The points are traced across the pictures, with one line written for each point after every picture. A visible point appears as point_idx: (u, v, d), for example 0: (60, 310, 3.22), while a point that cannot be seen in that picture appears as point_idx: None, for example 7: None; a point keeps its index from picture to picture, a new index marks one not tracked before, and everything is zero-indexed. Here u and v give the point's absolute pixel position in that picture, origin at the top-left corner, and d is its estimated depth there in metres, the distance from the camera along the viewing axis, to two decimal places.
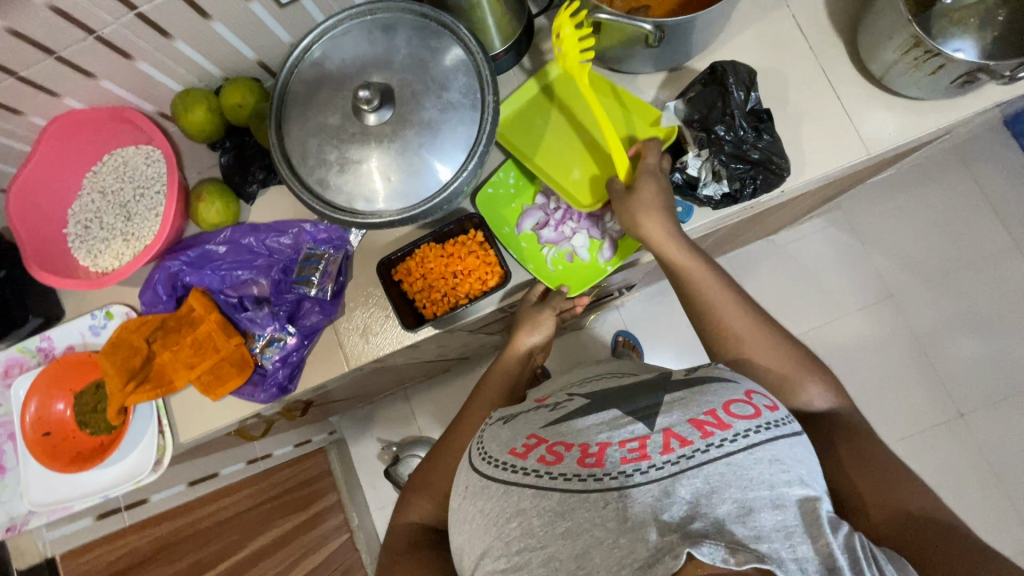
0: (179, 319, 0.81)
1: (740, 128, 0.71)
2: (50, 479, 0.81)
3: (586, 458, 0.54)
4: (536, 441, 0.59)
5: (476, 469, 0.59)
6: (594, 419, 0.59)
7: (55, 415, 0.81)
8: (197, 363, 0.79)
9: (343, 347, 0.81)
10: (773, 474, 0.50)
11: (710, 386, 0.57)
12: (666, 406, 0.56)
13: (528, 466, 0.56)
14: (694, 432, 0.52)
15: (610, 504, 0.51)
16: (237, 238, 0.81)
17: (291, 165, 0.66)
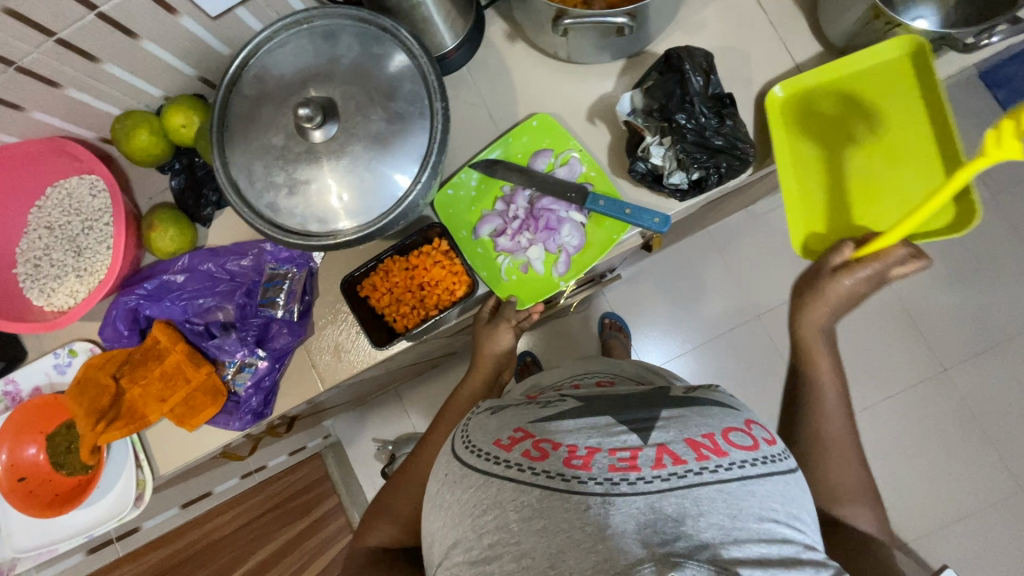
0: (145, 352, 0.79)
1: (700, 115, 0.68)
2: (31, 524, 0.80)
3: (574, 459, 0.54)
4: (523, 434, 0.58)
5: (458, 456, 0.59)
6: (584, 422, 0.58)
7: (27, 459, 0.79)
8: (169, 396, 0.77)
9: (316, 366, 0.79)
10: (763, 509, 0.51)
11: (709, 408, 0.59)
12: (663, 422, 0.56)
13: (512, 461, 0.55)
14: (688, 451, 0.53)
15: (592, 509, 0.50)
16: (195, 264, 0.79)
17: (238, 190, 0.63)
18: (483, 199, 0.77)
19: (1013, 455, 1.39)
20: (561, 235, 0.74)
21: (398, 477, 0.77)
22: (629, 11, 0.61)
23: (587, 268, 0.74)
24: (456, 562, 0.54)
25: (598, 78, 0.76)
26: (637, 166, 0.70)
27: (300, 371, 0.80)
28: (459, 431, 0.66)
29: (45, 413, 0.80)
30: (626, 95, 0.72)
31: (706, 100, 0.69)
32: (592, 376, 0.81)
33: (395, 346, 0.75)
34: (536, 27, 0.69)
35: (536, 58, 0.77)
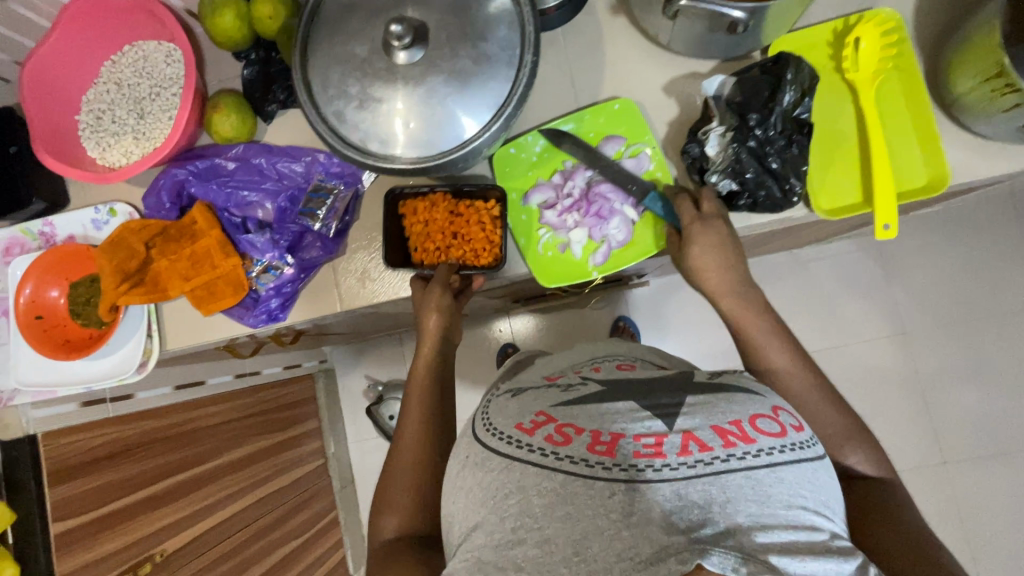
0: (180, 229, 0.80)
1: (772, 128, 0.63)
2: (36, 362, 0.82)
3: (597, 445, 0.55)
4: (544, 419, 0.59)
5: (480, 438, 0.60)
6: (607, 407, 0.60)
7: (48, 301, 0.81)
8: (194, 276, 0.78)
9: (338, 287, 0.80)
10: (791, 495, 0.51)
11: (723, 395, 0.59)
12: (688, 408, 0.57)
13: (534, 444, 0.57)
14: (714, 438, 0.54)
15: (617, 495, 0.51)
16: (248, 157, 0.80)
17: (309, 92, 0.63)
18: (543, 167, 0.75)
19: (988, 562, 1.36)
20: (611, 225, 0.71)
21: (386, 471, 0.73)
22: (750, 7, 0.58)
23: (625, 265, 0.72)
24: (476, 544, 0.54)
25: (692, 73, 0.73)
26: (691, 147, 0.67)
27: (320, 289, 0.80)
28: (480, 413, 0.67)
29: (73, 261, 0.82)
30: (720, 77, 0.68)
31: (787, 122, 0.64)
32: (611, 359, 0.78)
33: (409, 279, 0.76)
34: (645, 4, 0.66)
35: (633, 38, 0.75)
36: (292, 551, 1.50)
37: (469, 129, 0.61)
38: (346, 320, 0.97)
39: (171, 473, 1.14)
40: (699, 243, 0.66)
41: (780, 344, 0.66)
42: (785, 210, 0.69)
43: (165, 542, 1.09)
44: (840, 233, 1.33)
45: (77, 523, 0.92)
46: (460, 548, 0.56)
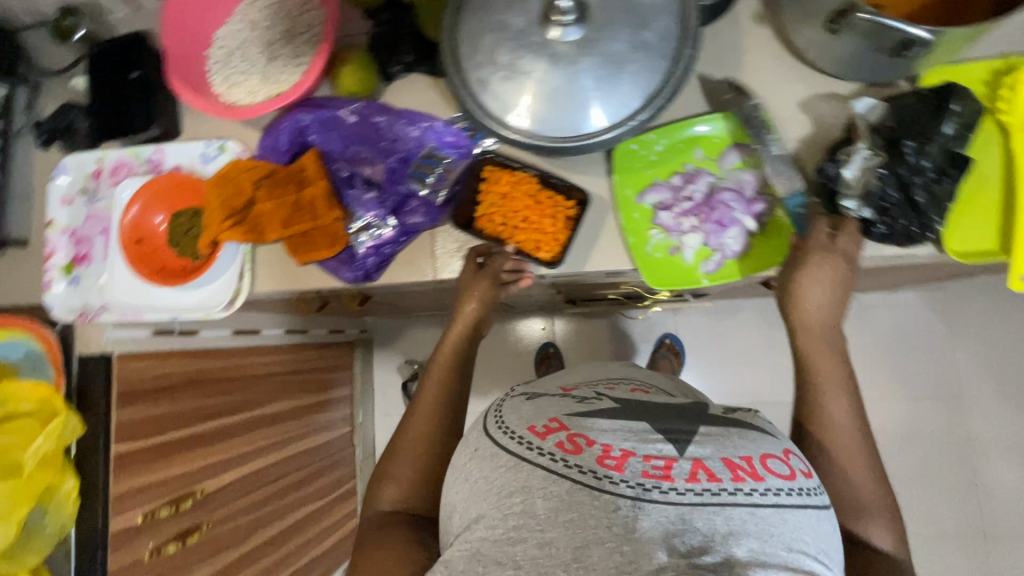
0: (288, 175, 0.80)
1: (926, 158, 0.61)
2: (130, 284, 0.84)
3: (610, 457, 0.57)
4: (557, 425, 0.62)
5: (491, 435, 0.63)
6: (617, 424, 0.62)
7: (151, 226, 0.83)
8: (294, 224, 0.79)
9: (434, 256, 0.79)
10: (793, 538, 0.53)
11: (720, 430, 0.61)
12: (700, 437, 0.60)
13: (545, 448, 0.59)
14: (725, 470, 0.56)
15: (621, 509, 0.53)
16: (367, 115, 0.78)
17: (455, 56, 0.62)
18: (661, 167, 0.73)
19: None
20: (729, 235, 0.70)
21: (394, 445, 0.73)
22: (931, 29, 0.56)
23: (735, 278, 0.71)
24: (476, 537, 0.57)
25: (833, 93, 0.71)
26: (830, 168, 0.64)
27: (413, 256, 0.79)
28: (493, 411, 0.70)
29: (180, 191, 0.84)
30: (868, 100, 0.66)
31: (942, 154, 0.62)
32: (622, 382, 0.79)
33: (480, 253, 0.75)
34: (804, 15, 0.65)
35: (773, 50, 0.73)
36: (310, 512, 1.51)
37: (603, 117, 0.61)
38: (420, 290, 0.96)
39: (218, 415, 1.16)
40: (813, 272, 0.64)
41: (844, 397, 0.62)
42: (917, 246, 0.66)
43: (205, 482, 1.10)
44: (918, 284, 1.29)
45: (133, 448, 0.93)
46: (457, 537, 0.59)
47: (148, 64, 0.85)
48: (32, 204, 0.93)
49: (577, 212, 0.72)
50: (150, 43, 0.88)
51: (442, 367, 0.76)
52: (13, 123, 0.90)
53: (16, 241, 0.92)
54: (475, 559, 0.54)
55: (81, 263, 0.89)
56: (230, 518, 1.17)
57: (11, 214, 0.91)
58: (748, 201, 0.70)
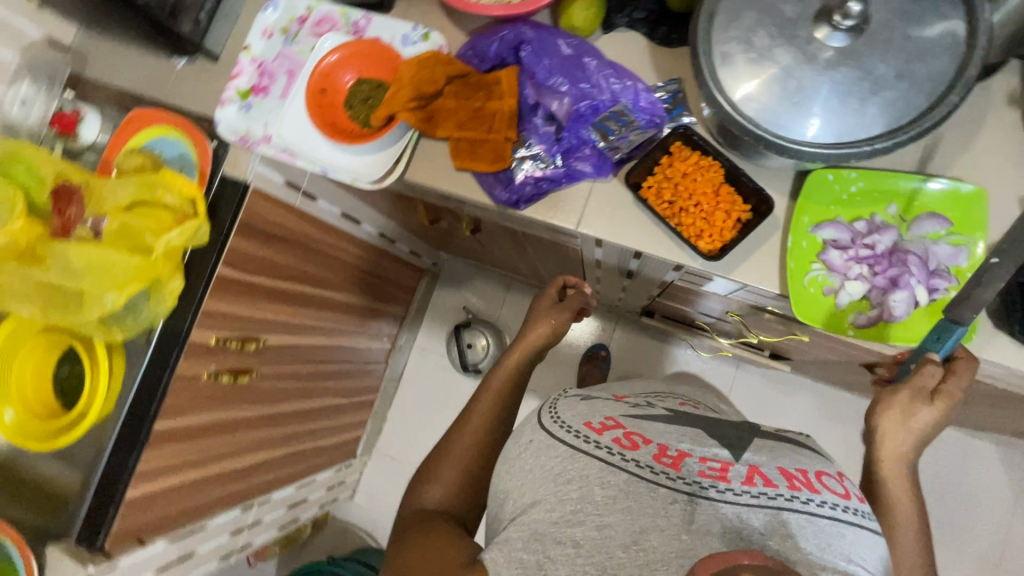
0: (479, 82, 0.81)
1: None
2: (298, 126, 0.86)
3: (664, 456, 0.64)
4: (613, 424, 0.70)
5: (548, 427, 0.69)
6: (666, 429, 0.71)
7: (338, 81, 0.86)
8: (468, 128, 0.81)
9: (585, 208, 0.78)
10: (853, 553, 0.55)
11: (763, 444, 0.69)
12: (752, 452, 0.66)
13: (602, 442, 0.66)
14: (781, 478, 0.61)
15: (678, 504, 0.58)
16: (579, 53, 0.79)
17: (710, 21, 0.61)
18: (848, 207, 0.70)
19: None
20: (897, 296, 0.66)
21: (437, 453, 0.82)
22: None
23: (880, 340, 0.68)
24: (533, 518, 0.60)
25: None
26: None
27: (566, 202, 0.79)
28: (547, 407, 0.77)
29: (376, 61, 0.86)
30: None
31: None
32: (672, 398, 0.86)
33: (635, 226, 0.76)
34: None
35: (1010, 131, 0.69)
36: (338, 404, 1.57)
37: (818, 132, 0.59)
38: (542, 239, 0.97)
39: (299, 279, 1.20)
40: (895, 410, 0.67)
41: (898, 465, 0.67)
42: None
43: (268, 334, 1.15)
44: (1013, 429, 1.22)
45: (230, 274, 0.98)
46: (512, 521, 0.62)
47: None
48: (232, 26, 0.97)
49: (749, 219, 0.72)
50: None
51: (494, 392, 0.87)
52: None
53: (205, 55, 0.97)
54: (535, 539, 0.57)
55: (259, 93, 0.92)
56: (277, 375, 1.23)
57: (210, 29, 0.96)
58: (930, 270, 0.66)
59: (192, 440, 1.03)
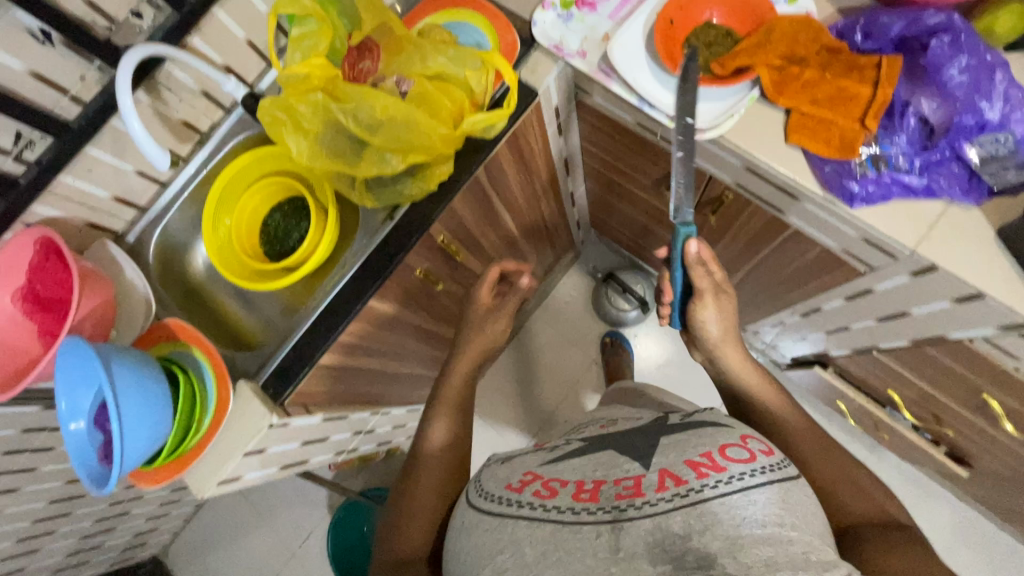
0: (849, 62, 0.74)
1: None
2: (636, 55, 0.83)
3: (581, 492, 0.59)
4: (531, 477, 0.63)
5: (474, 506, 0.63)
6: (587, 459, 0.63)
7: (689, 15, 0.81)
8: (822, 106, 0.74)
9: (928, 228, 0.71)
10: (766, 515, 0.51)
11: (672, 437, 0.62)
12: (663, 447, 0.60)
13: (523, 500, 0.60)
14: (689, 472, 0.56)
15: (604, 535, 0.54)
16: (981, 60, 0.68)
17: None
18: None
19: None
20: None
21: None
22: None
23: None
24: None
25: None
26: None
27: (912, 215, 0.72)
28: (474, 479, 0.69)
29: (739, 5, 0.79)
30: None
31: None
32: (596, 421, 0.79)
33: (984, 267, 0.69)
34: None
35: None
36: None
37: None
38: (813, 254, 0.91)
39: (511, 214, 1.16)
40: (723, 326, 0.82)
41: (754, 371, 0.80)
42: None
43: (468, 254, 1.11)
44: None
45: (480, 184, 0.94)
46: None
47: None
48: None
49: None
50: None
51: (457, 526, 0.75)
52: None
53: None
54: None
55: (583, 7, 0.88)
56: (448, 297, 1.19)
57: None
58: None
59: (376, 330, 0.99)
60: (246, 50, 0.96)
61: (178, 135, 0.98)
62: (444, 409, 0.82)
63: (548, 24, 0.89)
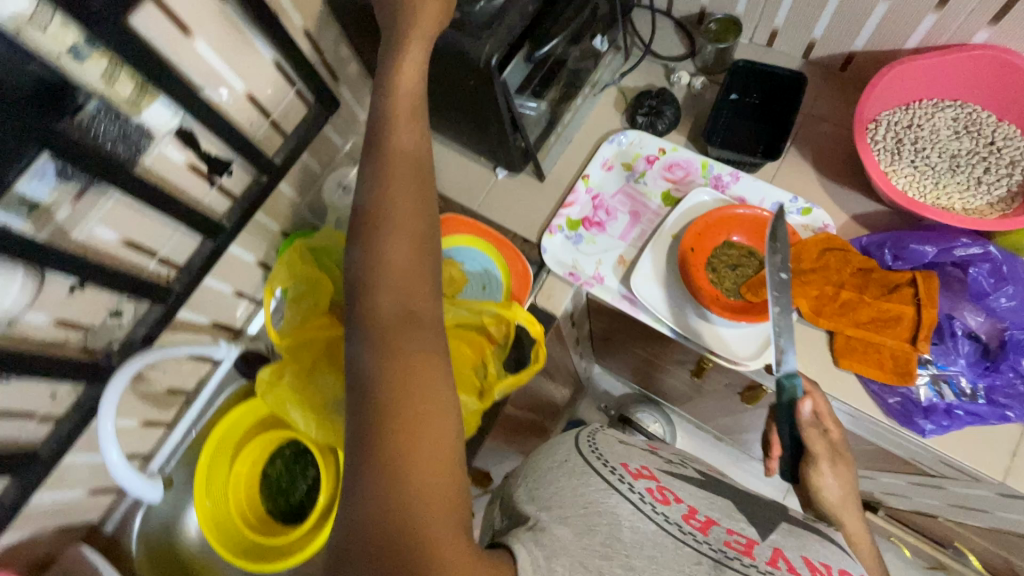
0: (882, 280, 0.72)
1: None
2: (661, 281, 0.79)
3: (694, 518, 0.48)
4: (648, 474, 0.52)
5: (582, 455, 0.52)
6: (701, 494, 0.53)
7: (707, 239, 0.78)
8: (866, 329, 0.71)
9: (1012, 456, 0.67)
10: None
11: (793, 527, 0.52)
12: (781, 531, 0.51)
13: (636, 487, 0.49)
14: (804, 567, 0.47)
15: (703, 566, 0.44)
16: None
17: None
18: None
19: None
20: None
21: (412, 420, 0.46)
22: None
23: None
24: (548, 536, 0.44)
25: None
26: None
27: (990, 443, 0.68)
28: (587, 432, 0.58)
29: (758, 227, 0.77)
30: None
31: None
32: (688, 454, 0.69)
33: None
34: None
35: None
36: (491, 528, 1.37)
37: None
38: (872, 451, 0.85)
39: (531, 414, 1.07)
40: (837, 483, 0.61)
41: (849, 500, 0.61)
42: None
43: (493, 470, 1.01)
44: None
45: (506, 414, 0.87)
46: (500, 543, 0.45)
47: (781, 118, 0.83)
48: (568, 147, 0.92)
49: None
50: (780, 86, 0.83)
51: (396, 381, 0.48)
52: (597, 76, 0.92)
53: (528, 170, 0.91)
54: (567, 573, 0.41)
55: (591, 227, 0.86)
56: None
57: (545, 144, 0.90)
58: None
59: None
60: (233, 299, 0.89)
61: (163, 402, 0.87)
62: (386, 252, 0.54)
63: (559, 250, 0.86)
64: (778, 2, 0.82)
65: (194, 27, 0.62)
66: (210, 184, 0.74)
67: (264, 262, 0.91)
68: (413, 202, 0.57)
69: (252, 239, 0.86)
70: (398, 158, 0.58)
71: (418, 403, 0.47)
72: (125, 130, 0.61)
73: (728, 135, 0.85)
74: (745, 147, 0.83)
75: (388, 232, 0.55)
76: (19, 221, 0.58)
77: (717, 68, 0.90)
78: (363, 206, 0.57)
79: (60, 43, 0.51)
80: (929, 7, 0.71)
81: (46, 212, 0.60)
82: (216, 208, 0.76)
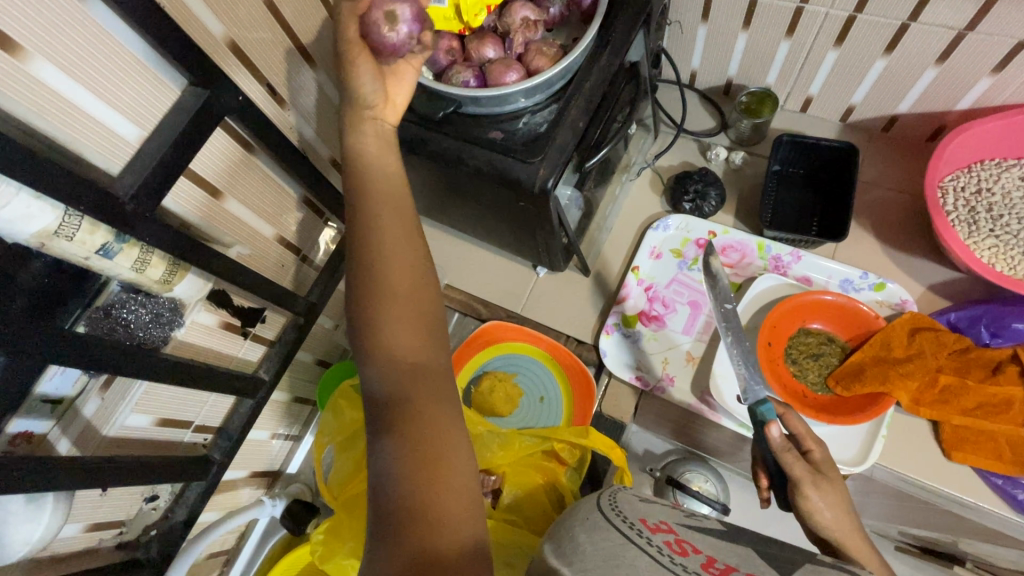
0: (979, 360, 0.67)
1: None
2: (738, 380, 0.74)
3: (712, 566, 0.38)
4: (666, 528, 0.43)
5: (603, 509, 0.44)
6: (717, 544, 0.42)
7: (783, 330, 0.73)
8: (977, 417, 0.65)
9: None
10: None
11: (821, 568, 0.38)
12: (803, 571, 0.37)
13: (653, 539, 0.40)
14: None
15: None
16: None
17: None
18: None
19: None
20: None
21: (427, 480, 0.42)
22: None
23: None
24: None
25: None
26: None
27: None
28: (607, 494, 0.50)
29: (839, 314, 0.72)
30: None
31: None
32: None
33: None
34: None
35: None
36: None
37: None
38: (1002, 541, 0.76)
39: None
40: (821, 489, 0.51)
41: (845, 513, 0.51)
42: None
43: None
44: None
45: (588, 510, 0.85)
46: None
47: (833, 192, 0.79)
48: (609, 237, 0.88)
49: None
50: (828, 158, 0.79)
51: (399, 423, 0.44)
52: (633, 160, 0.88)
53: (571, 265, 0.86)
54: None
55: (649, 323, 0.81)
56: None
57: (587, 237, 0.83)
58: None
59: None
60: (270, 442, 0.81)
61: (203, 572, 0.77)
62: (379, 290, 0.48)
63: (619, 351, 0.80)
64: (814, 72, 0.79)
65: (223, 188, 0.57)
66: (244, 336, 0.68)
67: (299, 395, 0.84)
68: (408, 245, 0.50)
69: (288, 376, 0.79)
70: (381, 188, 0.51)
71: (434, 448, 0.43)
72: (156, 311, 0.55)
73: (778, 212, 0.80)
74: (800, 223, 0.79)
75: (377, 274, 0.48)
76: (43, 424, 0.52)
77: (754, 140, 0.86)
78: (350, 241, 0.50)
79: (88, 248, 0.44)
80: (984, 71, 0.68)
81: (70, 408, 0.54)
82: (251, 359, 0.70)
